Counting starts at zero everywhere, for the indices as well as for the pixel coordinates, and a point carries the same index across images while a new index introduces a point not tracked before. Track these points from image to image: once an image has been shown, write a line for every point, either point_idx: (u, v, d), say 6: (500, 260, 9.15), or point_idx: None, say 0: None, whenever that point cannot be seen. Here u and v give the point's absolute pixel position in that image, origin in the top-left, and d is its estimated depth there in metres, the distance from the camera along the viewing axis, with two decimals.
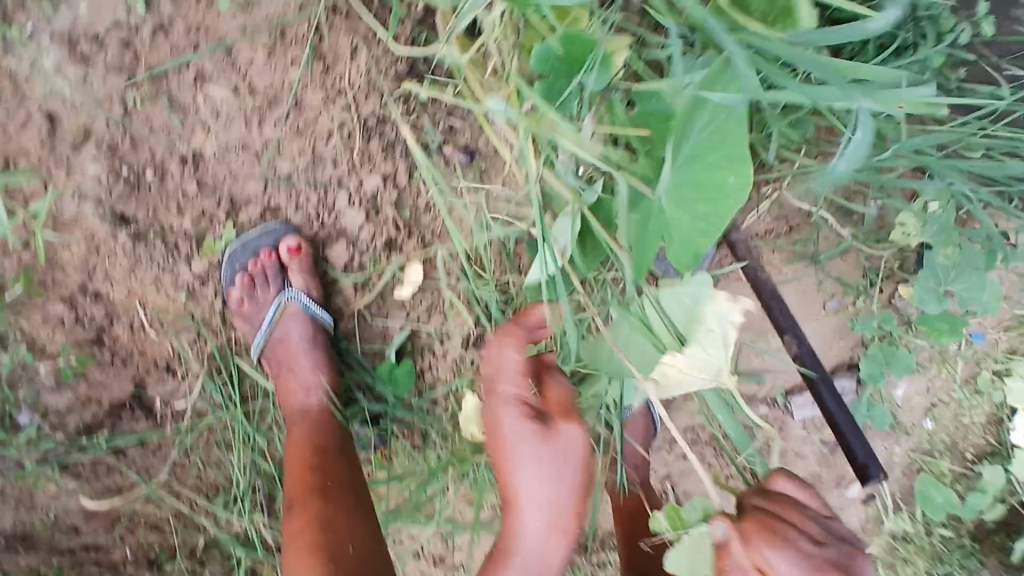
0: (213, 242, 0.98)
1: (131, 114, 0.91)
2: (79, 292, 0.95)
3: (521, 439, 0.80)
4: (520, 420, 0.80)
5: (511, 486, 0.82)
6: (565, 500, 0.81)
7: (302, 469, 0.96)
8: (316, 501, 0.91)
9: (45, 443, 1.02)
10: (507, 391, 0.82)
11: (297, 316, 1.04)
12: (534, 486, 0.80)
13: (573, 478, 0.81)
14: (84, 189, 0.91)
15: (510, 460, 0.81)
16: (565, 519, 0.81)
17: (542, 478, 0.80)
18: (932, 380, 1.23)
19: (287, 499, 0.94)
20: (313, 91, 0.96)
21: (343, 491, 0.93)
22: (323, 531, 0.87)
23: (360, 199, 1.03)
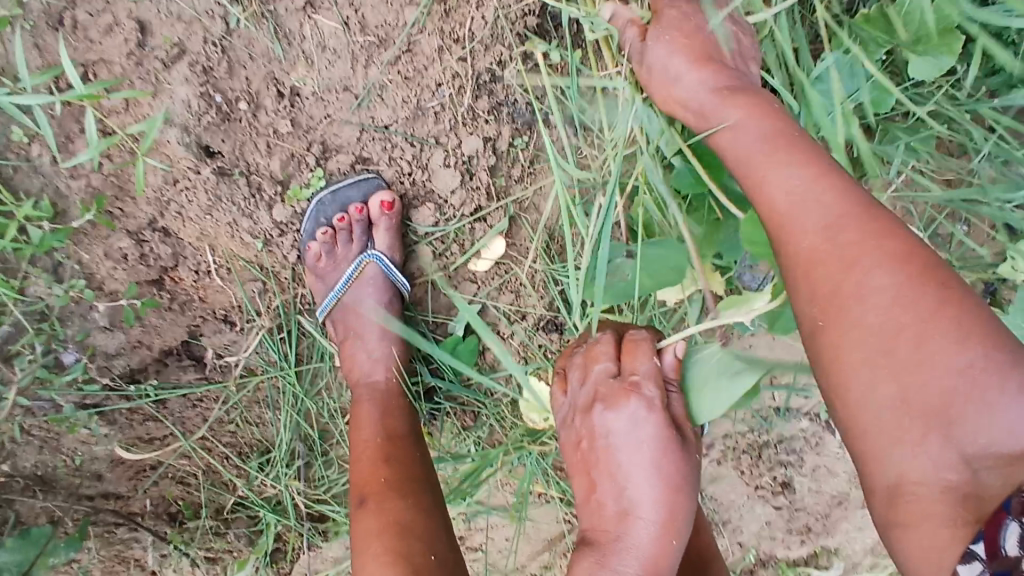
0: (299, 189, 0.89)
1: (232, 36, 0.80)
2: (148, 228, 0.86)
3: (634, 440, 0.75)
4: (644, 419, 0.75)
5: (612, 482, 0.76)
6: (679, 496, 0.74)
7: (375, 460, 0.90)
8: (394, 500, 0.86)
9: (88, 388, 0.93)
10: (607, 395, 0.77)
11: (374, 279, 0.97)
12: (647, 492, 0.74)
13: (682, 472, 0.74)
14: (170, 113, 0.81)
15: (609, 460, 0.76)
16: (678, 514, 0.74)
17: (638, 476, 0.74)
18: None
19: (356, 492, 0.88)
20: (429, 35, 0.87)
21: (420, 487, 0.88)
22: (402, 533, 0.82)
23: (456, 159, 0.94)
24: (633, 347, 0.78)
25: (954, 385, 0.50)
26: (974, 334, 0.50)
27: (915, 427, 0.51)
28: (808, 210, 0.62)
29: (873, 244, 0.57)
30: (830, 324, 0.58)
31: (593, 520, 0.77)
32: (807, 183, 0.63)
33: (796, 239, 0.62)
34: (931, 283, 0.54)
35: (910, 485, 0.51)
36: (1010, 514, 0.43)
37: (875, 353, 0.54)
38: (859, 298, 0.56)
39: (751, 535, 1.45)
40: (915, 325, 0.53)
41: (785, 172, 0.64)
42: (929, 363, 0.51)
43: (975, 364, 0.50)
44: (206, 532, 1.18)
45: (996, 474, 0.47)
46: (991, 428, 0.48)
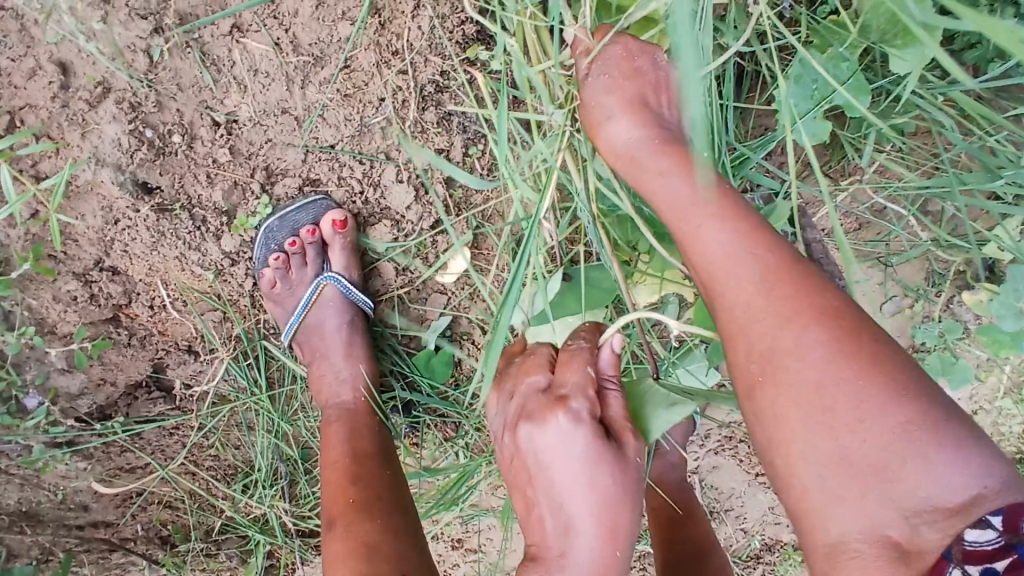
0: (245, 218, 0.88)
1: (157, 68, 0.78)
2: (95, 268, 0.85)
3: (564, 453, 0.68)
4: (573, 433, 0.68)
5: (549, 499, 0.70)
6: (620, 504, 0.69)
7: (344, 481, 0.87)
8: (364, 521, 0.82)
9: (55, 429, 0.94)
10: (536, 411, 0.71)
11: (334, 300, 0.95)
12: (582, 508, 0.68)
13: (620, 482, 0.69)
14: (101, 153, 0.80)
15: (542, 474, 0.70)
16: (623, 520, 0.69)
17: (575, 492, 0.68)
18: (977, 388, 1.25)
19: (326, 514, 0.85)
20: (365, 50, 0.84)
21: (391, 508, 0.84)
22: (368, 558, 0.78)
23: (409, 174, 0.91)
24: (566, 362, 0.73)
25: (892, 449, 0.48)
26: (910, 392, 0.49)
27: (855, 487, 0.50)
28: (739, 266, 0.57)
29: (802, 298, 0.54)
30: (766, 385, 0.54)
31: (540, 536, 0.72)
32: (736, 236, 0.57)
33: (727, 296, 0.57)
34: (863, 341, 0.51)
35: (850, 542, 0.51)
36: (952, 561, 0.47)
37: (812, 418, 0.52)
38: (794, 359, 0.53)
39: (756, 520, 1.40)
40: (848, 383, 0.50)
41: (713, 225, 0.59)
42: (868, 427, 0.49)
43: (909, 424, 0.48)
44: (197, 555, 1.17)
45: (935, 528, 0.47)
46: (929, 483, 0.47)
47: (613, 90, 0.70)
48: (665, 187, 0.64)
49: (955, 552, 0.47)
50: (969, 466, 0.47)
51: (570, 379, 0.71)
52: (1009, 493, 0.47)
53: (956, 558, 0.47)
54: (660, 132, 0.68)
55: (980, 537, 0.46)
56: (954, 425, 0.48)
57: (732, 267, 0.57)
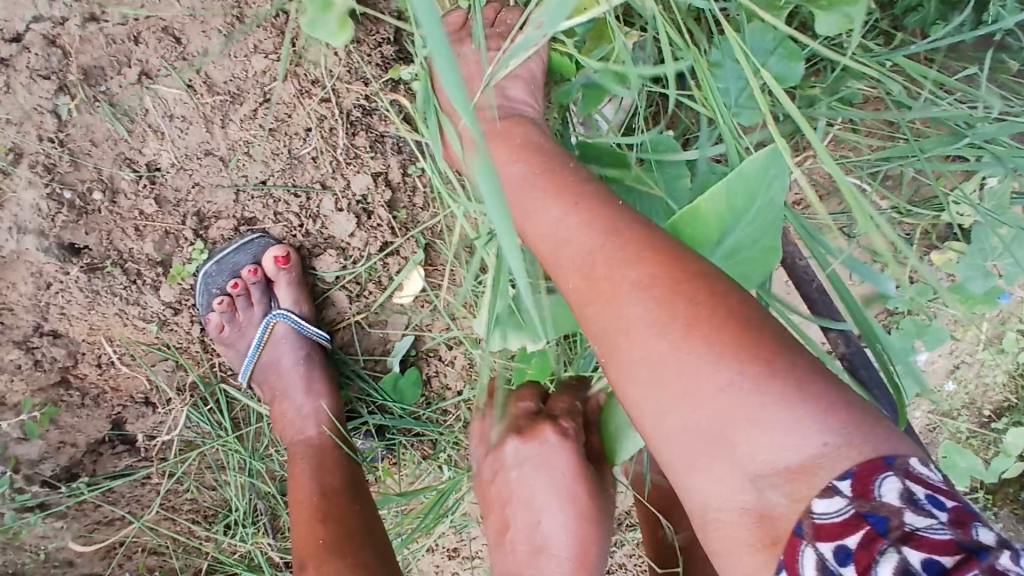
0: (182, 266, 0.86)
1: (67, 127, 0.77)
2: (34, 334, 0.84)
3: (546, 469, 0.67)
4: (558, 453, 0.67)
5: (521, 519, 0.68)
6: (592, 528, 0.66)
7: (312, 521, 0.83)
8: (333, 560, 0.78)
9: (20, 497, 0.92)
10: (524, 425, 0.70)
11: (287, 336, 0.93)
12: (558, 527, 0.66)
13: (597, 509, 0.67)
14: (22, 221, 0.78)
15: (519, 493, 0.69)
16: (594, 551, 0.67)
17: (544, 510, 0.67)
18: (956, 345, 1.23)
19: (296, 557, 0.81)
20: (284, 82, 0.81)
21: (363, 545, 0.80)
22: None
23: (348, 201, 0.89)
24: (557, 393, 0.74)
25: (724, 416, 0.47)
26: (751, 357, 0.47)
27: (703, 457, 0.49)
28: (575, 251, 0.57)
29: (631, 271, 0.54)
30: (617, 366, 0.54)
31: (509, 561, 0.69)
32: (569, 223, 0.58)
33: (570, 281, 0.58)
34: (684, 305, 0.51)
35: (714, 509, 0.49)
36: (805, 537, 0.44)
37: (656, 391, 0.51)
38: (625, 335, 0.53)
39: None
40: (671, 350, 0.50)
41: (553, 213, 0.60)
42: (697, 396, 0.49)
43: (733, 386, 0.47)
44: None
45: (781, 492, 0.46)
46: (763, 446, 0.46)
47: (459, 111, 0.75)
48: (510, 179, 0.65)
49: (806, 527, 0.45)
50: (809, 420, 0.45)
51: (560, 406, 0.72)
52: (857, 449, 0.44)
53: (807, 534, 0.44)
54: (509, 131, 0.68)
55: (829, 508, 0.44)
56: (807, 381, 0.47)
57: (573, 251, 0.57)
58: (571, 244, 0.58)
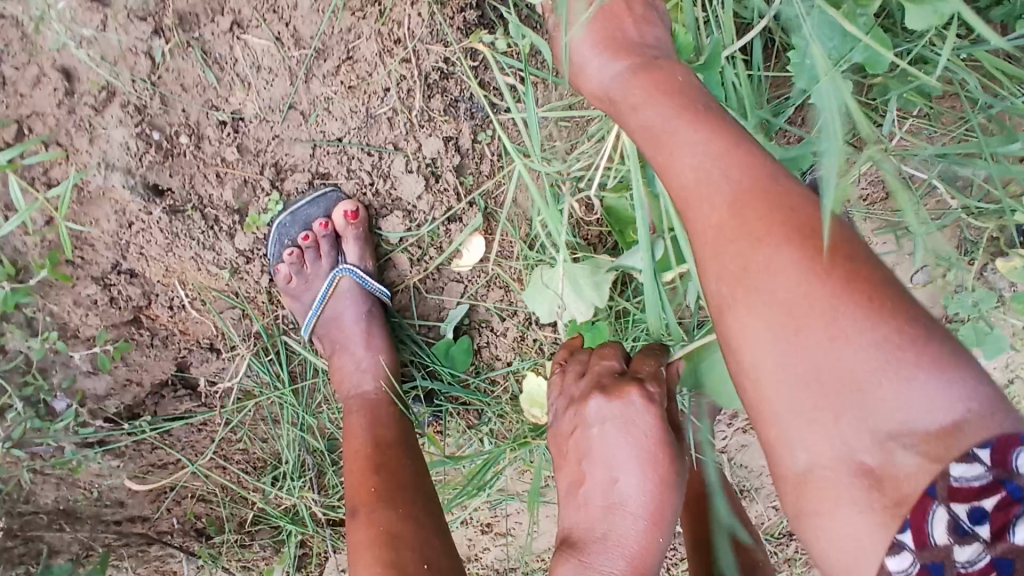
0: (257, 215, 0.88)
1: (160, 70, 0.79)
2: (113, 271, 0.86)
3: (628, 431, 0.67)
4: (643, 415, 0.67)
5: (597, 476, 0.69)
6: (666, 493, 0.67)
7: (365, 471, 0.84)
8: (384, 509, 0.80)
9: (85, 430, 0.96)
10: (609, 385, 0.69)
11: (350, 291, 0.95)
12: (634, 489, 0.67)
13: (676, 475, 0.67)
14: (110, 158, 0.80)
15: (597, 451, 0.69)
16: (667, 513, 0.68)
17: (623, 471, 0.67)
18: (1013, 356, 1.21)
19: (348, 504, 0.83)
20: (367, 40, 0.82)
21: (414, 498, 0.83)
22: (388, 545, 0.77)
23: (419, 163, 0.90)
24: (641, 355, 0.73)
25: (865, 371, 0.46)
26: (901, 320, 0.46)
27: (828, 412, 0.47)
28: (714, 186, 0.53)
29: (779, 216, 0.51)
30: (739, 309, 0.51)
31: (579, 516, 0.70)
32: (712, 155, 0.54)
33: (698, 219, 0.54)
34: (840, 257, 0.49)
35: (820, 468, 0.48)
36: (937, 498, 0.44)
37: (788, 340, 0.49)
38: (763, 276, 0.50)
39: None
40: (823, 298, 0.48)
41: (692, 142, 0.55)
42: (841, 347, 0.47)
43: (887, 342, 0.46)
44: (232, 545, 1.14)
45: (913, 455, 0.45)
46: (905, 407, 0.45)
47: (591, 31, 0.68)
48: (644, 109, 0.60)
49: (939, 488, 0.44)
50: (959, 385, 0.45)
51: (646, 369, 0.70)
52: (994, 420, 0.44)
53: (940, 495, 0.44)
54: (640, 63, 0.65)
55: (967, 472, 0.43)
56: (952, 350, 0.46)
57: (713, 184, 0.53)
58: (708, 178, 0.54)
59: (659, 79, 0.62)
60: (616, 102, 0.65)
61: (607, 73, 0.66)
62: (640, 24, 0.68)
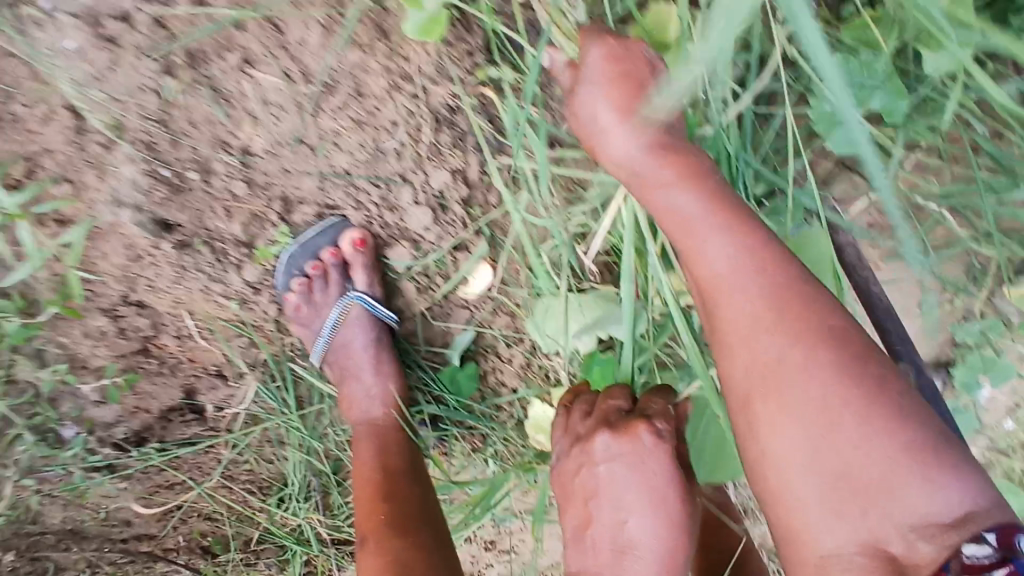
0: (265, 247, 0.88)
1: (169, 107, 0.79)
2: (121, 304, 0.87)
3: (637, 472, 0.67)
4: (653, 455, 0.66)
5: (607, 518, 0.69)
6: (677, 535, 0.67)
7: (374, 498, 0.85)
8: (394, 539, 0.80)
9: (92, 458, 0.97)
10: (616, 424, 0.69)
11: (359, 319, 0.95)
12: (645, 531, 0.67)
13: (686, 514, 0.67)
14: (120, 195, 0.81)
15: (606, 491, 0.69)
16: (680, 557, 0.67)
17: (633, 514, 0.68)
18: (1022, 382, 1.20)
19: (358, 533, 0.83)
20: (376, 75, 0.82)
21: (423, 527, 0.82)
22: (401, 575, 0.76)
23: (426, 195, 0.90)
24: (649, 393, 0.72)
25: (890, 470, 0.48)
26: (918, 421, 0.49)
27: (856, 504, 0.49)
28: (745, 284, 0.54)
29: (805, 316, 0.52)
30: (766, 404, 0.52)
31: (589, 555, 0.70)
32: (740, 252, 0.55)
33: (728, 312, 0.55)
34: (865, 359, 0.51)
35: (844, 556, 0.50)
36: (951, 570, 0.46)
37: (818, 436, 0.50)
38: (796, 376, 0.51)
39: None
40: (854, 400, 0.50)
41: (722, 238, 0.56)
42: (870, 445, 0.49)
43: (913, 444, 0.48)
44: (237, 564, 1.15)
45: (931, 543, 0.47)
46: (926, 501, 0.47)
47: (609, 99, 0.62)
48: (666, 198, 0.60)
49: (953, 565, 0.46)
50: (969, 480, 0.48)
51: (654, 406, 0.70)
52: (1002, 515, 0.47)
53: (954, 569, 0.46)
54: (663, 140, 0.61)
55: (977, 551, 0.45)
56: (957, 448, 0.50)
57: (741, 282, 0.54)
58: (737, 275, 0.55)
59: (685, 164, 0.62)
60: (640, 181, 0.62)
61: (630, 149, 0.62)
62: (663, 99, 0.63)
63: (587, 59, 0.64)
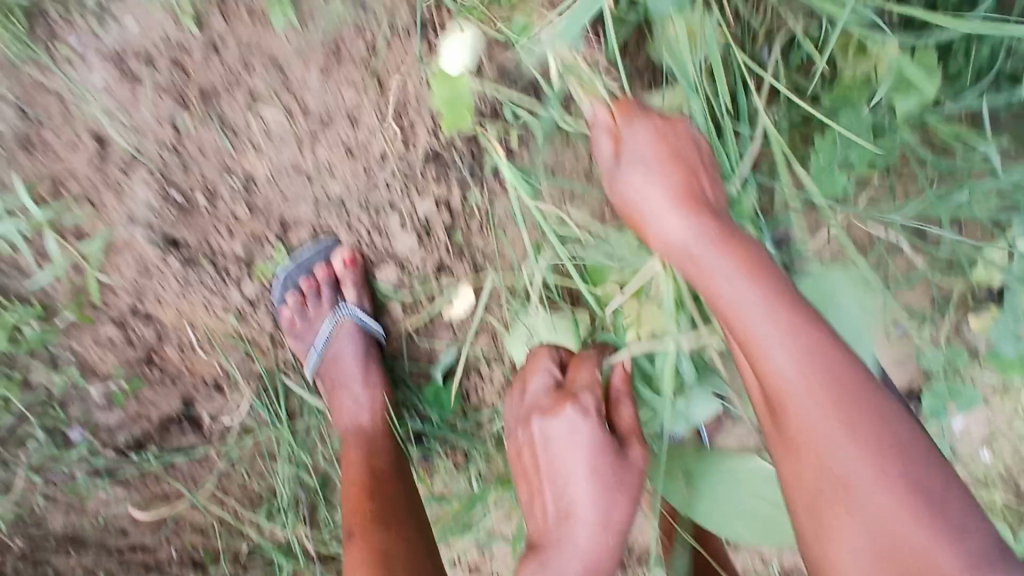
0: (264, 266, 0.97)
1: (183, 138, 0.89)
2: (130, 314, 0.95)
3: (571, 442, 0.76)
4: (581, 424, 0.77)
5: (550, 487, 0.78)
6: (616, 493, 0.75)
7: (361, 496, 0.91)
8: (379, 533, 0.86)
9: (96, 460, 1.03)
10: (550, 406, 0.79)
11: (350, 333, 1.01)
12: (584, 499, 0.75)
13: (619, 476, 0.75)
14: (135, 213, 0.91)
15: (549, 463, 0.78)
16: (619, 518, 0.76)
17: (574, 480, 0.76)
18: None
19: (345, 528, 0.89)
20: (368, 112, 0.92)
21: (404, 521, 0.88)
22: (384, 567, 0.82)
23: (412, 222, 0.98)
24: (579, 361, 0.81)
25: (925, 548, 0.59)
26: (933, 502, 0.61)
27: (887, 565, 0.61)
28: (806, 391, 0.65)
29: (847, 417, 0.64)
30: (833, 497, 0.64)
31: (540, 521, 0.78)
32: (801, 362, 0.65)
33: (795, 416, 0.66)
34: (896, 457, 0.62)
35: None
36: None
37: (870, 514, 0.62)
38: (828, 457, 0.64)
39: None
40: (888, 489, 0.61)
41: (784, 350, 0.66)
42: (903, 518, 0.60)
43: (932, 516, 0.60)
44: None
45: None
46: (932, 556, 0.59)
47: (658, 183, 0.78)
48: (729, 292, 0.70)
49: None
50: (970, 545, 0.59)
51: (582, 378, 0.79)
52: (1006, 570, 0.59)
53: None
54: (711, 228, 0.74)
55: None
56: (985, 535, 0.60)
57: (796, 389, 0.65)
58: (797, 385, 0.65)
59: (752, 265, 0.71)
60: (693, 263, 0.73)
61: (678, 232, 0.75)
62: (710, 181, 0.79)
63: (630, 139, 0.81)
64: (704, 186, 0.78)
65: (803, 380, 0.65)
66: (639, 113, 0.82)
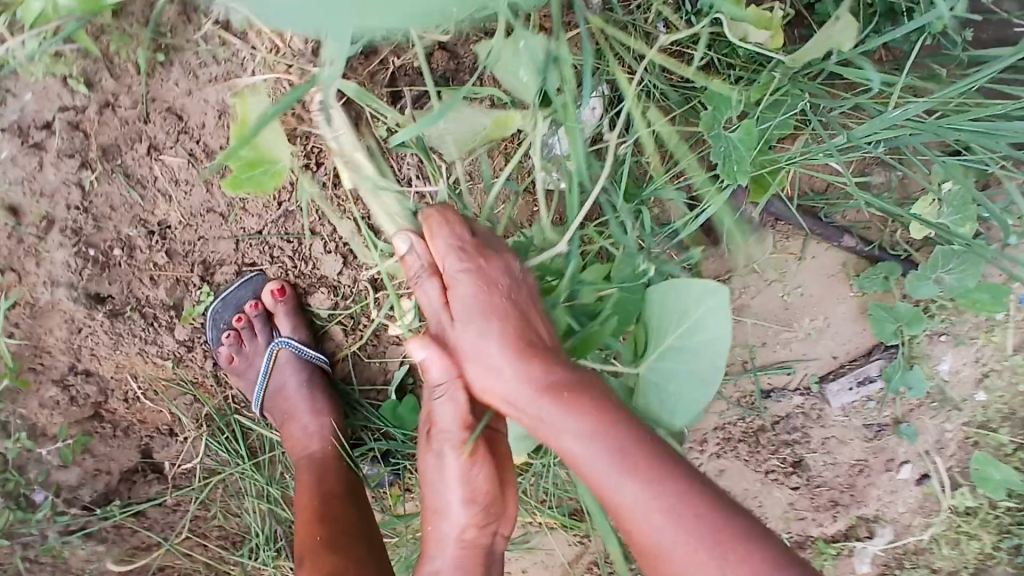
0: (191, 307, 0.99)
1: (91, 196, 0.92)
2: (69, 373, 0.98)
3: (442, 461, 0.77)
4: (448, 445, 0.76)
5: (431, 502, 0.80)
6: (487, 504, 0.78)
7: (311, 519, 0.92)
8: (332, 552, 0.87)
9: (62, 518, 1.04)
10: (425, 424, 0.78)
11: (290, 362, 1.04)
12: (456, 505, 0.78)
13: (491, 486, 0.78)
14: (55, 275, 0.94)
15: (426, 473, 0.79)
16: (492, 517, 0.79)
17: (446, 490, 0.77)
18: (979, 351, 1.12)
19: (296, 551, 0.90)
20: None
21: (355, 539, 0.90)
22: None
23: (335, 244, 0.99)
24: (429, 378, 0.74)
25: None
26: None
27: None
28: (614, 485, 0.63)
29: (662, 508, 0.61)
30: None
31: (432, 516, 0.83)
32: (601, 455, 0.63)
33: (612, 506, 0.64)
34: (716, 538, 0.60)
35: None
36: None
37: None
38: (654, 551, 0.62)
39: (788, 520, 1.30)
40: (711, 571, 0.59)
41: (579, 440, 0.64)
42: None
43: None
44: None
45: None
46: None
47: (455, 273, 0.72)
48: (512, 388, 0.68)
49: None
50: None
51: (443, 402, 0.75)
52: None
53: None
54: (503, 321, 0.70)
55: None
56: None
57: (605, 483, 0.63)
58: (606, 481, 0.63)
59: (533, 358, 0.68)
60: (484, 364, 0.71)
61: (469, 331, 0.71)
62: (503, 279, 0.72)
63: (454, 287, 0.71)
64: (491, 287, 0.71)
65: (606, 472, 0.63)
66: (457, 252, 0.72)
